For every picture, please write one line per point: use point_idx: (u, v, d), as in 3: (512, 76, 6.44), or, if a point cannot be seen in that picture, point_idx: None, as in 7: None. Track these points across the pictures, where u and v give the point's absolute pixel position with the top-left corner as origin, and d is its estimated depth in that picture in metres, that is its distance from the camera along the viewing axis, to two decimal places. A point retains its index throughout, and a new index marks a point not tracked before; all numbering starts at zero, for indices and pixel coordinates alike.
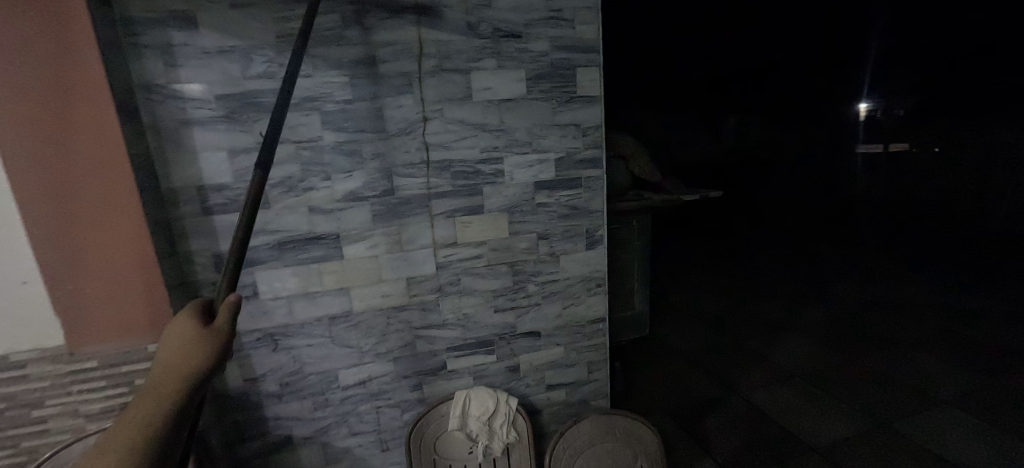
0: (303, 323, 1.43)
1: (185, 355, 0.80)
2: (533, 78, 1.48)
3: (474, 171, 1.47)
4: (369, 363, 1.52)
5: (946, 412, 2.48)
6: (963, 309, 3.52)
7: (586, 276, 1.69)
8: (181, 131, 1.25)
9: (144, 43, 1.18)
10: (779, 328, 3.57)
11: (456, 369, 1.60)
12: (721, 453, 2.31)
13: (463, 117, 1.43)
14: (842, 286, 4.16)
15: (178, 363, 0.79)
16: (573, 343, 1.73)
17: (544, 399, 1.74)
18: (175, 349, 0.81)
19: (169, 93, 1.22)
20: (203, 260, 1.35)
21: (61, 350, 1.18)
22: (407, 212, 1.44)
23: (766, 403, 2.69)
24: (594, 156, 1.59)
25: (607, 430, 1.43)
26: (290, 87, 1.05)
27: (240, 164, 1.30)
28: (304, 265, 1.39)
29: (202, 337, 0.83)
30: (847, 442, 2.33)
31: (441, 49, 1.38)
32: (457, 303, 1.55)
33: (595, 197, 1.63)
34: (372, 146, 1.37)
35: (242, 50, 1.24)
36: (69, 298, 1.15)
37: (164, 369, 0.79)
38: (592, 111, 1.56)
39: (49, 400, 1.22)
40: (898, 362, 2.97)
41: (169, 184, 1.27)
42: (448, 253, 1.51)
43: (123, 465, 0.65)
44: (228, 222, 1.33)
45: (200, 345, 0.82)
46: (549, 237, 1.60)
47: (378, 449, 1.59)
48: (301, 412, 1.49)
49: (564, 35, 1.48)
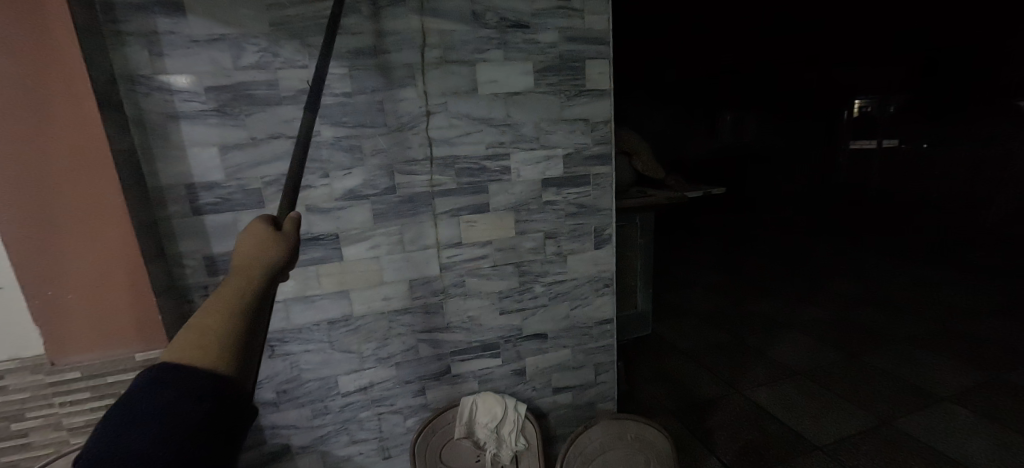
0: (300, 328, 1.36)
1: (265, 254, 0.73)
2: (541, 70, 1.41)
3: (479, 168, 1.41)
4: (371, 369, 1.45)
5: (948, 409, 2.48)
6: (960, 305, 3.55)
7: (594, 276, 1.63)
8: (169, 125, 1.17)
9: (126, 31, 1.10)
10: (779, 325, 3.56)
11: (460, 373, 1.54)
12: (726, 453, 2.28)
13: (468, 111, 1.37)
14: (839, 283, 4.17)
15: (258, 257, 0.73)
16: (580, 345, 1.68)
17: (550, 402, 1.69)
18: (254, 247, 0.74)
19: (155, 84, 1.14)
20: (193, 263, 1.27)
21: (42, 359, 1.11)
22: (409, 211, 1.37)
23: (768, 401, 2.68)
24: (603, 152, 1.54)
25: (618, 436, 1.39)
26: (317, 89, 1.04)
27: (232, 160, 1.22)
28: (301, 267, 1.32)
29: (278, 242, 0.77)
30: (851, 439, 2.32)
31: (446, 39, 1.31)
32: (461, 305, 1.49)
33: (603, 194, 1.57)
34: (373, 141, 1.30)
35: (233, 39, 1.16)
36: (49, 304, 1.08)
37: (243, 265, 0.72)
38: (601, 105, 1.50)
39: (30, 412, 1.15)
40: (898, 359, 2.98)
41: (156, 183, 1.19)
42: (453, 254, 1.45)
43: (213, 353, 0.58)
44: (219, 223, 1.25)
45: (275, 248, 0.75)
46: (557, 236, 1.55)
47: (380, 457, 1.53)
48: (299, 420, 1.43)
49: (572, 26, 1.42)
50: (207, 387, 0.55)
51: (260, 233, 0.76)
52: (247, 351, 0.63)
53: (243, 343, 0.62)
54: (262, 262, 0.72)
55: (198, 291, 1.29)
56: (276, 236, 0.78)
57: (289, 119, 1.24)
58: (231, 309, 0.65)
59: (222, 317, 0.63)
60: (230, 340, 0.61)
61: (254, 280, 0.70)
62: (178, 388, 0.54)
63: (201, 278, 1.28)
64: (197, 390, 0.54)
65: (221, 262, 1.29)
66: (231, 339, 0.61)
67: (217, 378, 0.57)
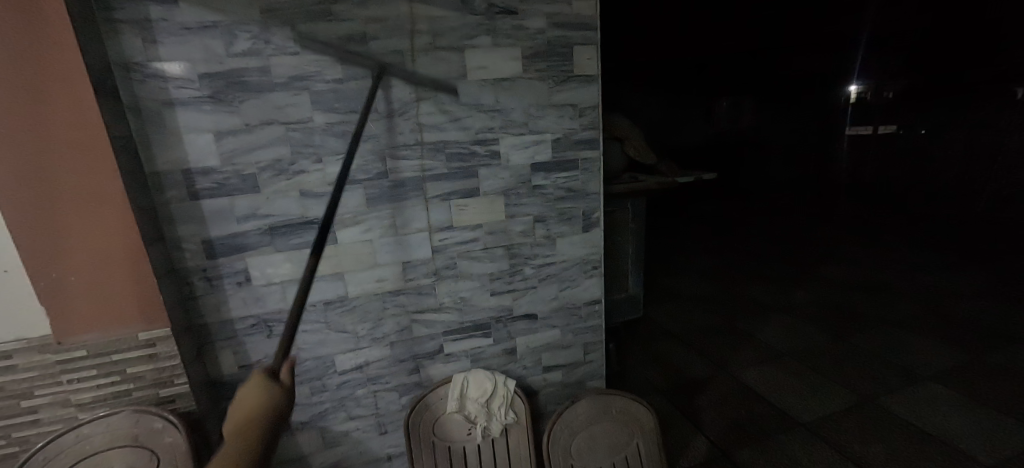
0: (297, 308, 1.41)
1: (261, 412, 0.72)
2: (529, 56, 1.44)
3: (469, 152, 1.44)
4: (366, 348, 1.51)
5: (930, 389, 2.55)
6: (947, 289, 3.61)
7: (582, 258, 1.68)
8: (164, 112, 1.19)
9: (120, 18, 1.11)
10: (770, 308, 3.62)
11: (453, 353, 1.60)
12: (712, 430, 2.36)
13: (457, 98, 1.40)
14: (829, 267, 4.24)
15: (258, 402, 0.75)
16: (570, 326, 1.74)
17: (541, 381, 1.75)
18: (252, 399, 0.75)
19: (150, 71, 1.16)
20: (192, 247, 1.29)
21: (49, 339, 1.16)
22: (400, 195, 1.41)
23: (756, 381, 2.75)
24: (591, 137, 1.57)
25: (604, 410, 1.45)
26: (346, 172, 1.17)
27: (228, 146, 1.25)
28: (298, 250, 1.37)
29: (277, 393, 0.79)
30: (833, 417, 2.40)
31: (435, 26, 1.33)
32: (452, 286, 1.54)
33: (591, 179, 1.61)
34: (365, 127, 1.33)
35: (225, 26, 1.18)
36: (53, 286, 1.12)
37: (250, 408, 0.72)
38: (589, 90, 1.53)
39: (39, 390, 1.20)
40: (884, 340, 3.04)
41: (154, 168, 1.21)
42: (444, 237, 1.49)
43: None
44: (215, 207, 1.28)
45: (271, 390, 0.78)
46: (545, 220, 1.59)
47: (377, 432, 1.60)
48: (298, 398, 1.49)
49: (560, 12, 1.44)
50: None
51: (261, 391, 0.77)
52: None
53: None
54: (264, 412, 0.73)
55: (197, 274, 1.31)
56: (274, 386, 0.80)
57: (283, 105, 1.27)
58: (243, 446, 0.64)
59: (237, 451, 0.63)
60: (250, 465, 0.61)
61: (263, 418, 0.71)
62: None
63: (200, 261, 1.31)
64: None
65: (219, 246, 1.31)
66: None
67: None
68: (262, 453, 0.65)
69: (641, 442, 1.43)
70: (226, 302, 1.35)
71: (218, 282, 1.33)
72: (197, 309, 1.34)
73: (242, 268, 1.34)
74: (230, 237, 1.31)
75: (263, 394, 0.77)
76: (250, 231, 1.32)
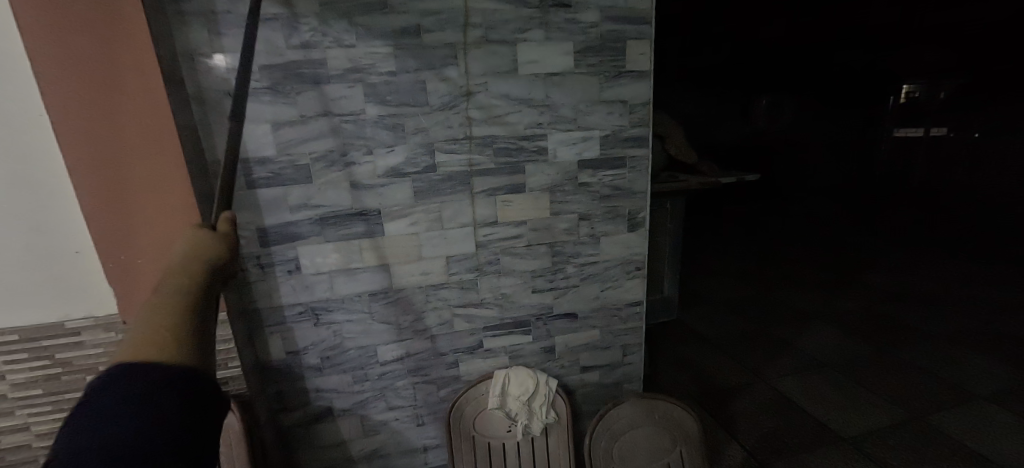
0: (343, 298, 1.44)
1: (201, 247, 0.73)
2: (581, 51, 1.41)
3: (517, 147, 1.43)
4: (407, 340, 1.52)
5: (985, 409, 2.40)
6: (1006, 302, 3.39)
7: (626, 258, 1.65)
8: (225, 102, 1.23)
9: (188, 11, 1.15)
10: (809, 316, 3.49)
11: (492, 348, 1.60)
12: (746, 439, 2.30)
13: (507, 92, 1.38)
14: (873, 274, 4.07)
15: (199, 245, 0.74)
16: (609, 326, 1.71)
17: (578, 380, 1.73)
18: (194, 242, 0.75)
19: (213, 62, 1.19)
20: (248, 235, 1.32)
21: (114, 319, 1.22)
22: (447, 189, 1.41)
23: (793, 390, 2.67)
24: (639, 135, 1.53)
25: (646, 413, 1.41)
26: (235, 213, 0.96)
27: (284, 136, 1.27)
28: (346, 241, 1.39)
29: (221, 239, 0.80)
30: (877, 432, 2.28)
31: (487, 19, 1.32)
32: (495, 282, 1.54)
33: (639, 177, 1.57)
34: (415, 120, 1.34)
35: (286, 19, 1.20)
36: (121, 268, 1.16)
37: (188, 249, 0.73)
38: (641, 86, 1.49)
39: (104, 366, 1.26)
40: (933, 356, 2.87)
41: (214, 157, 1.25)
42: (488, 232, 1.48)
43: (174, 316, 0.58)
44: (271, 196, 1.31)
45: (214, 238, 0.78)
46: (590, 218, 1.56)
47: (414, 423, 1.61)
48: (340, 385, 1.51)
49: (614, 5, 1.40)
50: (177, 374, 0.52)
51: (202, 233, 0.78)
52: (206, 326, 0.62)
53: (204, 319, 0.62)
54: (209, 253, 0.74)
55: (251, 261, 1.35)
56: (216, 236, 0.80)
57: (337, 98, 1.28)
58: (183, 291, 0.63)
59: (172, 297, 0.61)
60: (191, 307, 0.61)
61: (207, 264, 0.72)
62: (141, 386, 0.49)
63: (255, 249, 1.34)
64: (166, 383, 0.50)
65: (273, 234, 1.34)
66: (188, 309, 0.60)
67: (192, 367, 0.54)
68: (205, 291, 0.67)
69: (684, 450, 1.39)
70: (277, 289, 1.39)
71: (271, 269, 1.36)
72: (250, 294, 1.37)
73: (293, 257, 1.37)
74: (283, 226, 1.34)
75: (206, 235, 0.78)
76: (302, 221, 1.34)
